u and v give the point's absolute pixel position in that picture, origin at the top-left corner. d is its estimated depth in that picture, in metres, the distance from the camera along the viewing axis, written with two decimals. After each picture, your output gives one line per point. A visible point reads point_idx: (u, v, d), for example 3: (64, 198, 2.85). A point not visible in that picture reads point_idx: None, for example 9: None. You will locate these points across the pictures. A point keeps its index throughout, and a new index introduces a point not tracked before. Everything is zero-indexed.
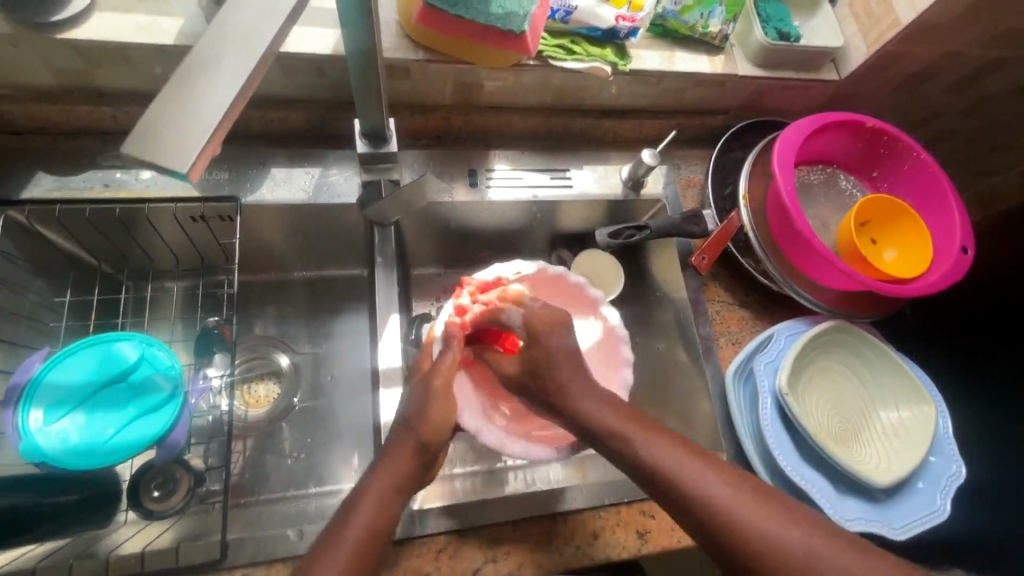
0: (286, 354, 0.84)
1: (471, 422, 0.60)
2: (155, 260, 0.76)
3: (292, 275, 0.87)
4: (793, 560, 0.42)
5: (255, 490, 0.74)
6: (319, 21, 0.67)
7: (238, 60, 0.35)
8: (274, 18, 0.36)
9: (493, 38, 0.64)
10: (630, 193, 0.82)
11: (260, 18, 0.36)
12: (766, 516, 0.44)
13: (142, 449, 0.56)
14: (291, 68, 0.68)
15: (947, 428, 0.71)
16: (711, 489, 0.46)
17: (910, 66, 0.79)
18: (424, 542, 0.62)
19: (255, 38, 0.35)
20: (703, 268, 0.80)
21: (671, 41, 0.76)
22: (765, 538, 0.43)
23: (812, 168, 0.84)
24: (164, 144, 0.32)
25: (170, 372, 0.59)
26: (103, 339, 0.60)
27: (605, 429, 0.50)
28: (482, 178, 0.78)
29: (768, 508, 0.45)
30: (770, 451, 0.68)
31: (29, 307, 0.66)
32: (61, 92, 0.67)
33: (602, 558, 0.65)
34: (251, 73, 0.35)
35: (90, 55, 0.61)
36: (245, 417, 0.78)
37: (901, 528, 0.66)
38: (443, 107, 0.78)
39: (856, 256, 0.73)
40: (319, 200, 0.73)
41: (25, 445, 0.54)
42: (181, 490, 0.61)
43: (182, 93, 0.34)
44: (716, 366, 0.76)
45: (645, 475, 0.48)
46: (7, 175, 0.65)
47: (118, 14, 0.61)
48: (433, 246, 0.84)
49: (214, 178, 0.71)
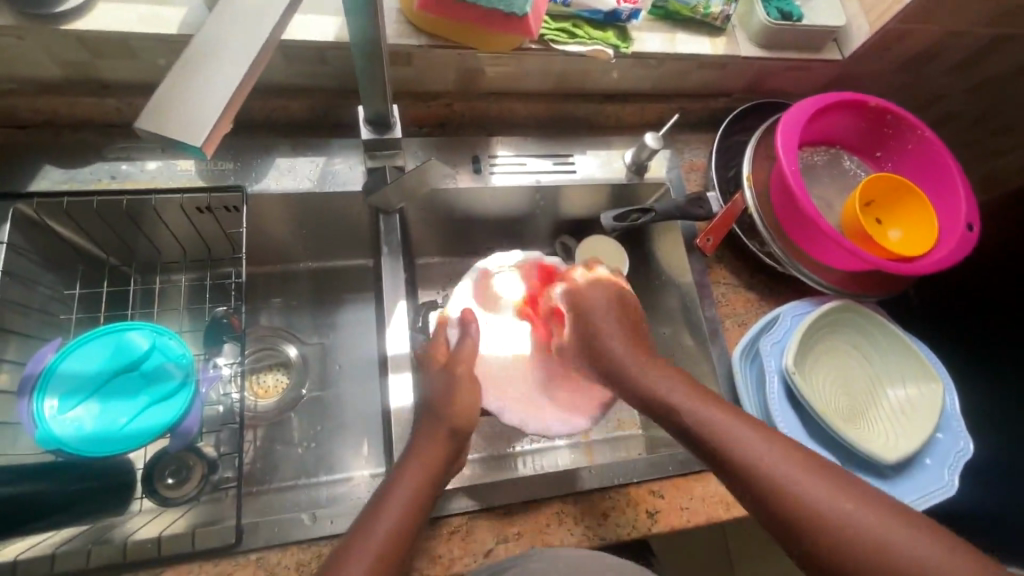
0: (293, 345, 0.85)
1: (494, 404, 0.70)
2: (162, 252, 0.76)
3: (298, 267, 0.87)
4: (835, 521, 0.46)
5: (266, 479, 0.75)
6: (320, 9, 0.67)
7: (248, 39, 0.35)
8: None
9: (495, 22, 0.64)
10: (633, 177, 0.82)
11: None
12: (809, 485, 0.48)
13: (154, 437, 0.57)
14: (294, 56, 0.68)
15: (954, 405, 0.72)
16: (736, 436, 0.52)
17: (913, 44, 0.78)
18: (436, 524, 0.63)
19: (264, 16, 0.36)
20: (709, 250, 0.79)
21: (672, 24, 0.76)
22: (793, 490, 0.48)
23: (816, 149, 0.83)
24: (179, 123, 0.33)
25: (181, 361, 0.60)
26: (114, 329, 0.61)
27: (648, 397, 0.58)
28: (485, 165, 0.79)
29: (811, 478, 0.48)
30: (777, 430, 0.68)
31: (40, 300, 0.67)
32: (66, 85, 0.67)
33: (612, 538, 0.66)
34: (261, 53, 0.35)
35: (95, 46, 0.61)
36: (255, 407, 0.79)
37: (909, 504, 0.66)
38: (445, 94, 0.78)
39: (859, 235, 0.74)
40: (324, 190, 0.73)
41: (40, 432, 0.55)
42: (193, 478, 0.63)
43: (194, 72, 0.34)
44: (722, 347, 0.76)
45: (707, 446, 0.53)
46: (14, 168, 0.66)
47: (121, 5, 0.61)
48: (438, 235, 0.84)
49: (219, 168, 0.71)
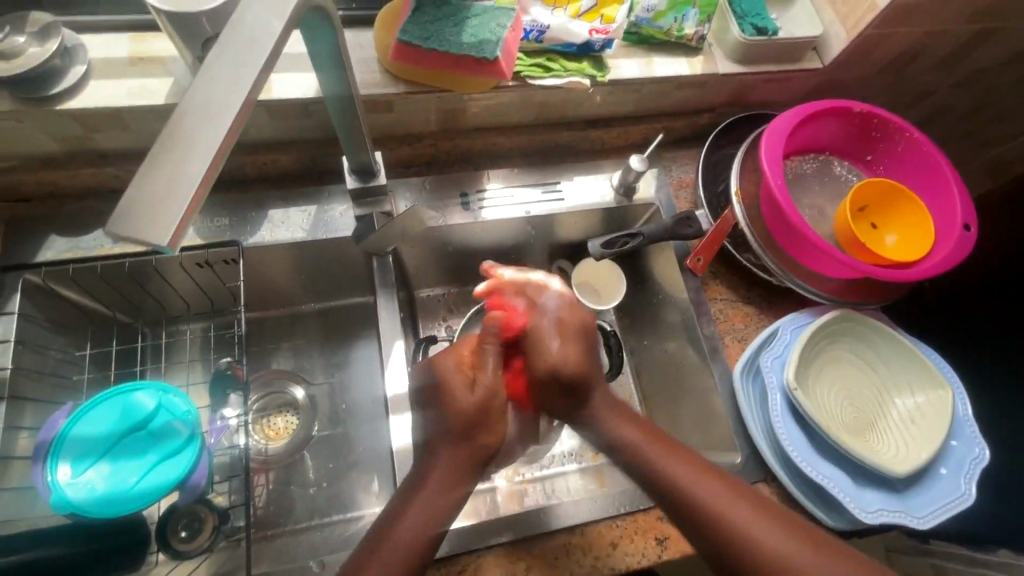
0: (301, 386, 0.86)
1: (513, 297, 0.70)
2: (167, 306, 0.79)
3: (302, 308, 0.89)
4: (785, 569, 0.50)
5: (280, 522, 0.76)
6: (301, 65, 0.69)
7: (218, 117, 0.33)
8: (248, 71, 0.35)
9: (467, 66, 0.67)
10: (622, 200, 0.82)
11: (238, 72, 0.34)
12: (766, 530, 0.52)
13: (164, 494, 0.58)
14: (279, 112, 0.70)
15: (966, 410, 0.70)
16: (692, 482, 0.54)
17: (893, 47, 0.78)
18: (443, 563, 0.63)
19: (230, 94, 0.34)
20: (700, 270, 0.80)
21: (648, 48, 0.77)
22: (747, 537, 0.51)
23: (804, 158, 0.83)
24: (149, 218, 0.30)
25: (187, 418, 0.62)
26: (122, 391, 0.63)
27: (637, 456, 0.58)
28: (474, 200, 0.80)
29: (766, 519, 0.52)
30: (783, 447, 0.68)
31: (52, 364, 0.69)
32: (66, 159, 0.70)
33: (622, 568, 0.65)
34: (233, 130, 0.33)
35: (88, 121, 0.64)
36: (266, 450, 0.81)
37: (926, 517, 0.64)
38: (428, 134, 0.80)
39: (854, 244, 0.72)
40: (316, 237, 0.75)
41: (55, 498, 0.57)
42: (207, 529, 0.63)
43: (162, 160, 0.32)
44: (723, 364, 0.76)
45: (671, 498, 0.55)
46: (22, 242, 0.69)
47: (111, 81, 0.64)
48: (434, 268, 0.85)
49: (216, 225, 0.74)
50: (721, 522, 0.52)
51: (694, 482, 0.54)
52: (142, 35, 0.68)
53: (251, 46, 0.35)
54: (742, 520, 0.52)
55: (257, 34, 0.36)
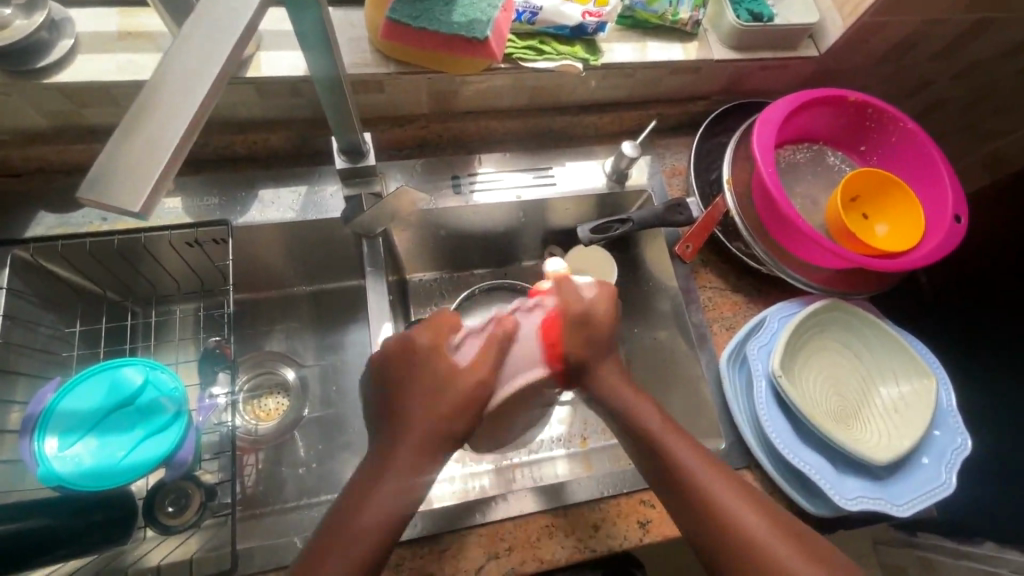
0: (292, 368, 0.86)
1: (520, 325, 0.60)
2: (157, 285, 0.79)
3: (294, 290, 0.89)
4: (762, 544, 0.51)
5: (269, 500, 0.76)
6: (290, 43, 0.69)
7: (193, 86, 0.33)
8: (227, 41, 0.34)
9: (457, 46, 0.66)
10: (615, 186, 0.82)
11: (215, 44, 0.34)
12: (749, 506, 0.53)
13: (152, 468, 0.59)
14: (268, 90, 0.70)
15: (950, 400, 0.70)
16: (677, 458, 0.55)
17: (891, 36, 0.77)
18: (427, 541, 0.64)
19: (204, 70, 0.33)
20: (688, 257, 0.80)
21: (642, 32, 0.76)
22: (737, 516, 0.52)
23: (798, 148, 0.83)
24: (125, 185, 0.30)
25: (174, 395, 0.62)
26: (109, 366, 0.63)
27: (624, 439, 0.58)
28: (466, 184, 0.80)
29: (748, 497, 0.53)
30: (767, 434, 0.68)
31: (42, 340, 0.69)
32: (55, 134, 0.70)
33: (603, 549, 0.66)
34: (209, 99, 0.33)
35: (77, 96, 0.64)
36: (256, 430, 0.81)
37: (904, 505, 0.65)
38: (421, 117, 0.80)
39: (844, 234, 0.72)
40: (307, 217, 0.75)
41: (42, 470, 0.57)
42: (193, 505, 0.64)
43: (136, 128, 0.32)
44: (710, 352, 0.76)
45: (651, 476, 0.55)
46: (10, 217, 0.69)
47: (99, 55, 0.63)
48: (426, 251, 0.85)
49: (205, 204, 0.74)
50: (705, 499, 0.53)
51: (687, 466, 0.55)
52: (130, 10, 0.67)
53: (229, 17, 0.35)
54: (733, 498, 0.53)
55: (235, 6, 0.35)
